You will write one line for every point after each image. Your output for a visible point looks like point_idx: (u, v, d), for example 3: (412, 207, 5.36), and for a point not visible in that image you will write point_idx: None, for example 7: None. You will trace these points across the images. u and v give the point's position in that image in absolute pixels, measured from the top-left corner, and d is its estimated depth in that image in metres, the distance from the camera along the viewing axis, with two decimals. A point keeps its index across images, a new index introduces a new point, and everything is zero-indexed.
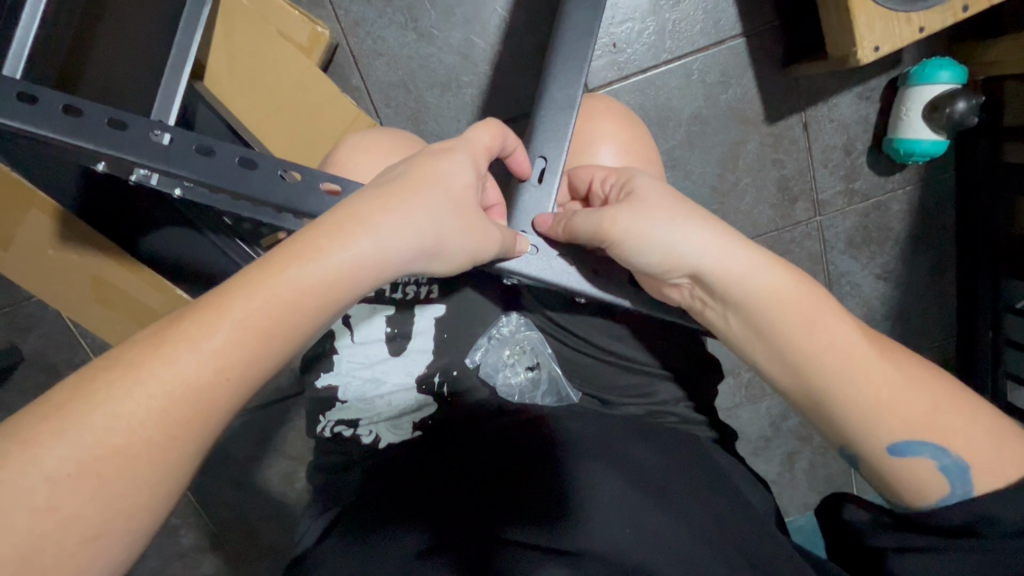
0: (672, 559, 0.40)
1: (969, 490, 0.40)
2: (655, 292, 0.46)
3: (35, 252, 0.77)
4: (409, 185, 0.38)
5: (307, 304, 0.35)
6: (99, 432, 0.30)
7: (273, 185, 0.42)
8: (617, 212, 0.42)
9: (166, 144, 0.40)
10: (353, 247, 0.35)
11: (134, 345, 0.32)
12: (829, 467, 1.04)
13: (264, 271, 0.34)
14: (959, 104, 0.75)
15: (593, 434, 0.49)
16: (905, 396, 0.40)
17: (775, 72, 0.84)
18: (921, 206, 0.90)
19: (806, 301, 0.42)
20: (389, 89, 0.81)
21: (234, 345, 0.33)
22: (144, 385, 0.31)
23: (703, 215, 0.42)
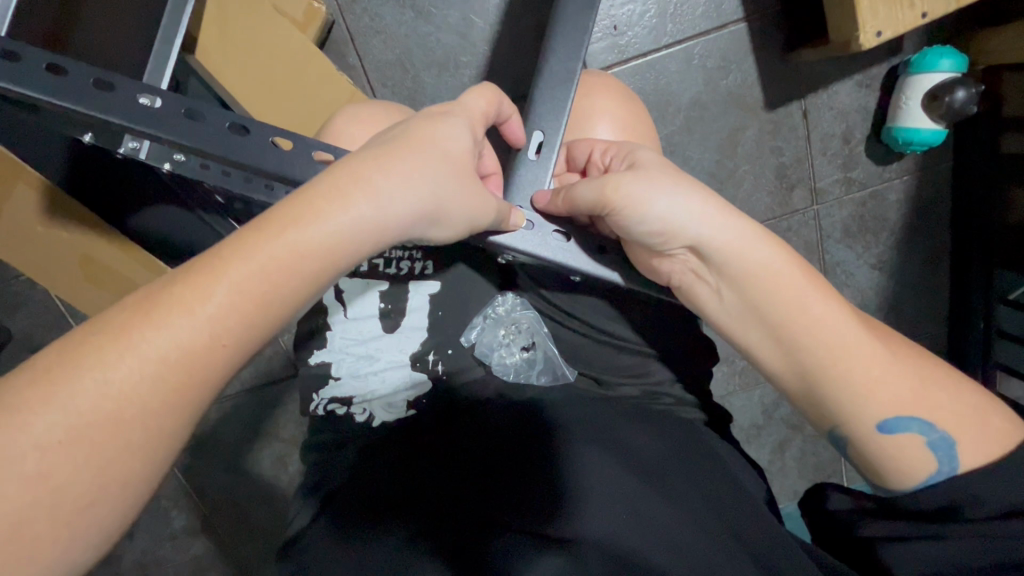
0: (668, 543, 0.40)
1: (955, 466, 0.40)
2: (647, 266, 0.45)
3: (23, 230, 0.76)
4: (407, 150, 0.37)
5: (301, 269, 0.34)
6: (88, 401, 0.30)
7: (267, 154, 0.41)
8: (611, 181, 0.41)
9: (155, 109, 0.39)
10: (349, 215, 0.34)
11: (124, 311, 0.31)
12: (819, 455, 1.05)
13: (260, 235, 0.33)
14: (959, 93, 0.75)
15: (587, 419, 0.49)
16: (892, 373, 0.41)
17: (776, 59, 0.83)
18: (917, 196, 0.90)
19: (799, 276, 0.41)
20: (386, 69, 0.79)
21: (232, 308, 0.32)
22: (136, 353, 0.31)
23: (699, 184, 0.42)
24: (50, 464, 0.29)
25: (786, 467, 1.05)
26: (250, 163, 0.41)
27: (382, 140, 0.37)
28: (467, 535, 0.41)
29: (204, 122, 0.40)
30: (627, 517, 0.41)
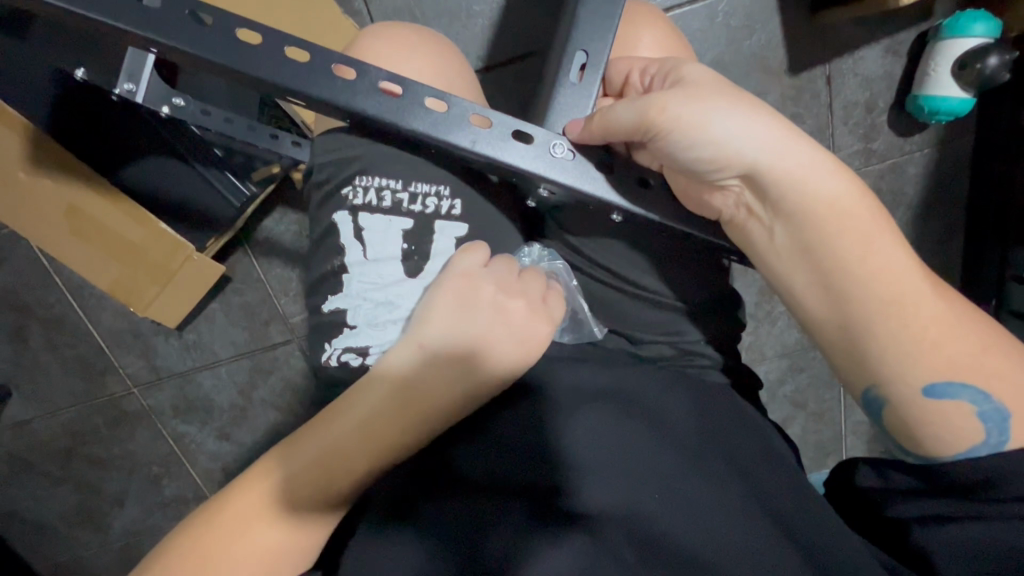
0: (698, 522, 0.39)
1: (1003, 440, 0.39)
2: (697, 201, 0.43)
3: (6, 176, 0.70)
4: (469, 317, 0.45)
5: (383, 403, 0.43)
6: (281, 484, 0.42)
7: (278, 63, 0.38)
8: (671, 101, 0.39)
9: (155, 9, 0.37)
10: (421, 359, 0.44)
11: (266, 460, 0.43)
12: (821, 434, 1.05)
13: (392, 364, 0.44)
14: (992, 59, 0.72)
15: (600, 388, 0.45)
16: (952, 330, 0.39)
17: (802, 19, 0.79)
18: (937, 171, 0.87)
19: (865, 216, 0.40)
20: (394, 17, 0.75)
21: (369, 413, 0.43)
22: (282, 493, 0.42)
23: (764, 110, 0.39)
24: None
25: None
26: (258, 72, 0.38)
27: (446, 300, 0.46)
28: (479, 518, 0.39)
29: (210, 27, 0.38)
30: (657, 499, 0.40)
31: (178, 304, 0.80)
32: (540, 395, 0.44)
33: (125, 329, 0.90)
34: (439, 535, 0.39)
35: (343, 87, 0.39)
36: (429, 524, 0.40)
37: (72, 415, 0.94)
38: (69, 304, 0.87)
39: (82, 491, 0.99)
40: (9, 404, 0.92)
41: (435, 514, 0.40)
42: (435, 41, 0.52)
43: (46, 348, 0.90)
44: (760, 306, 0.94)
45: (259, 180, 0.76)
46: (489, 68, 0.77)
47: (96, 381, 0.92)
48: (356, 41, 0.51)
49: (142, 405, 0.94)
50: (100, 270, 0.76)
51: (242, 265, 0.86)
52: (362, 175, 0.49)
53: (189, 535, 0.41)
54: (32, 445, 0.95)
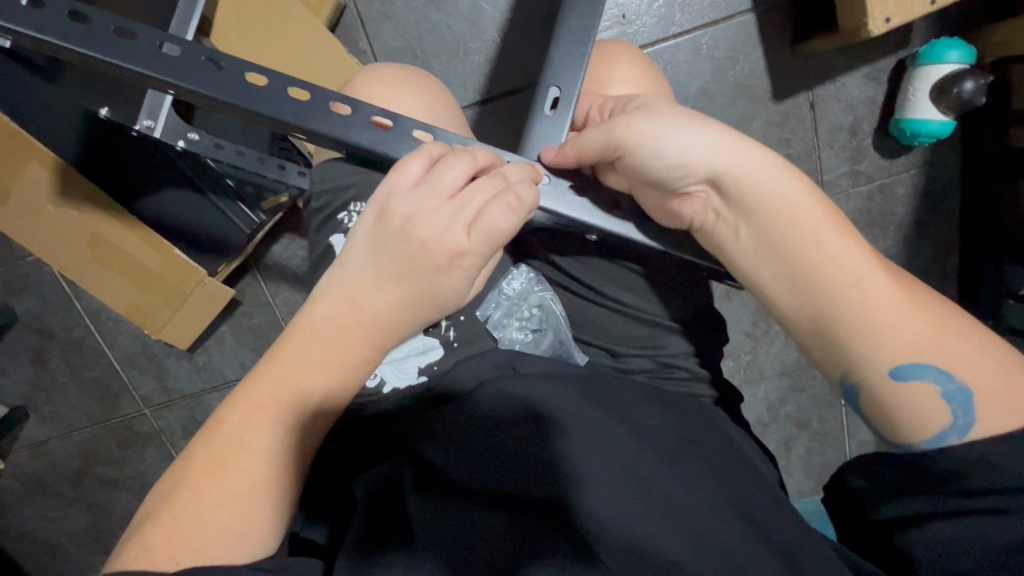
0: (685, 532, 0.41)
1: (972, 419, 0.40)
2: (667, 213, 0.46)
3: (33, 206, 0.75)
4: (408, 267, 0.40)
5: (351, 319, 0.41)
6: (260, 412, 0.40)
7: (281, 101, 0.42)
8: (631, 117, 0.43)
9: (174, 56, 0.41)
10: (379, 269, 0.40)
11: (244, 388, 0.41)
12: (826, 455, 1.03)
13: (354, 279, 0.41)
14: (967, 84, 0.75)
15: (585, 399, 0.47)
16: (909, 315, 0.41)
17: (784, 49, 0.83)
18: (926, 190, 0.89)
19: (819, 215, 0.43)
20: (397, 54, 0.80)
21: (329, 323, 0.41)
22: (260, 426, 0.40)
23: (718, 123, 0.43)
24: (213, 531, 0.38)
25: (791, 466, 1.04)
26: (263, 110, 0.42)
27: (382, 248, 0.40)
28: (464, 530, 0.42)
29: (223, 70, 0.42)
30: (635, 499, 0.42)
31: (189, 326, 0.84)
32: (527, 412, 0.45)
33: (139, 351, 0.93)
34: (428, 546, 0.41)
35: (339, 120, 0.43)
36: (418, 541, 0.42)
37: (86, 436, 0.97)
38: (87, 327, 0.91)
39: (91, 513, 1.01)
40: (28, 425, 0.96)
41: (424, 528, 0.42)
42: (423, 82, 0.56)
43: (64, 370, 0.94)
44: (756, 325, 0.96)
45: (269, 208, 0.80)
46: (485, 100, 0.81)
47: (110, 402, 0.95)
48: (360, 76, 0.55)
49: (153, 426, 0.97)
50: (119, 294, 0.80)
51: (251, 289, 0.90)
52: (357, 201, 0.53)
53: (167, 492, 0.39)
54: (48, 465, 0.98)
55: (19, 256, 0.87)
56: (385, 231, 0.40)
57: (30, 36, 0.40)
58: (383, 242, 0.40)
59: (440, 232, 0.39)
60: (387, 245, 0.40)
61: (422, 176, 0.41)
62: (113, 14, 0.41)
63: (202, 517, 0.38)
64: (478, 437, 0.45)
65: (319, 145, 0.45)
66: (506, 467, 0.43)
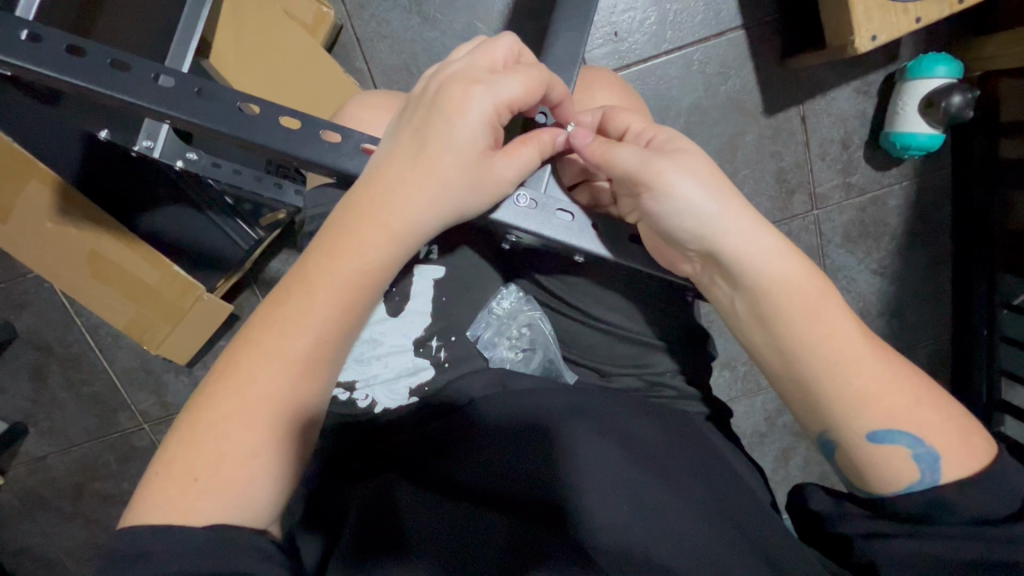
0: (678, 538, 0.42)
1: (936, 478, 0.41)
2: (663, 259, 0.47)
3: (33, 225, 0.76)
4: (428, 134, 0.41)
5: (374, 191, 0.41)
6: (285, 301, 0.41)
7: (273, 130, 0.43)
8: (667, 165, 0.41)
9: (169, 86, 0.42)
10: (401, 149, 0.42)
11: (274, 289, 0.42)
12: (824, 465, 1.03)
13: (378, 166, 0.42)
14: (955, 97, 0.76)
15: (580, 410, 0.48)
16: (892, 388, 0.41)
17: (775, 65, 0.84)
18: (917, 201, 0.90)
19: (815, 292, 0.42)
20: (392, 73, 0.81)
21: (350, 204, 0.42)
22: (285, 311, 0.40)
23: (736, 193, 0.42)
24: (235, 435, 0.39)
25: (789, 476, 1.04)
26: (255, 139, 0.43)
27: (418, 128, 0.42)
28: (466, 530, 0.42)
29: (216, 101, 0.43)
30: (629, 508, 0.43)
31: (190, 340, 0.85)
32: (522, 426, 0.47)
33: (138, 366, 0.94)
34: (430, 557, 0.42)
35: (330, 149, 0.44)
36: (417, 547, 0.42)
37: (85, 451, 0.97)
38: (87, 343, 0.92)
39: (91, 527, 1.01)
40: (26, 440, 0.97)
41: (421, 535, 0.42)
42: None
43: (63, 386, 0.94)
44: None
45: (268, 225, 0.82)
46: None
47: (109, 417, 0.96)
48: (356, 101, 0.57)
49: (152, 440, 0.98)
50: (118, 311, 0.81)
51: (250, 304, 0.91)
52: None
53: (201, 391, 0.40)
54: (45, 480, 0.98)
55: (20, 273, 0.88)
56: (408, 122, 0.42)
57: (29, 68, 0.41)
58: (406, 131, 0.42)
59: (457, 96, 0.41)
60: (409, 131, 0.42)
61: (467, 54, 0.43)
62: (109, 47, 0.42)
63: (229, 415, 0.39)
64: (479, 447, 0.46)
65: (311, 171, 0.45)
66: (508, 474, 0.45)
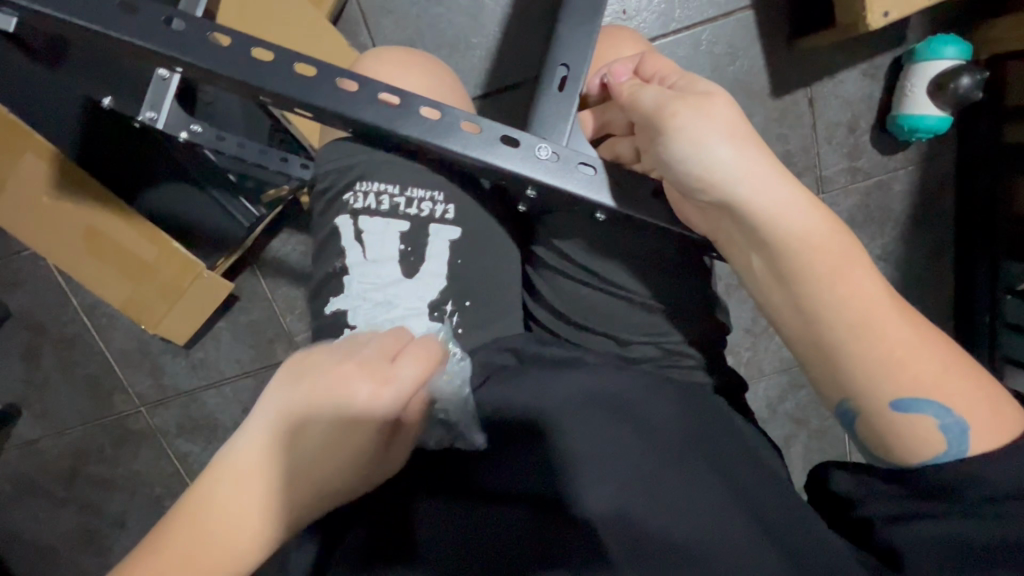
0: (693, 524, 0.42)
1: (964, 449, 0.42)
2: (679, 214, 0.48)
3: (28, 198, 0.74)
4: (316, 398, 0.44)
5: (267, 450, 0.43)
6: (171, 547, 0.41)
7: (288, 77, 0.42)
8: (683, 107, 0.43)
9: (180, 31, 0.41)
10: (287, 406, 0.44)
11: (152, 544, 0.42)
12: (825, 453, 1.03)
13: (267, 415, 0.44)
14: (964, 79, 0.75)
15: (588, 401, 0.47)
16: (917, 351, 0.43)
17: (783, 46, 0.84)
18: (923, 186, 0.90)
19: (837, 253, 0.44)
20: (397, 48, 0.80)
21: (240, 456, 0.43)
22: (160, 570, 0.40)
23: (758, 143, 0.43)
24: None
25: (791, 463, 1.03)
26: (270, 86, 0.41)
27: (302, 387, 0.45)
28: (472, 526, 0.42)
29: (228, 46, 0.41)
30: (641, 500, 0.42)
31: (186, 320, 0.83)
32: (528, 420, 0.45)
33: (134, 347, 0.92)
34: (435, 555, 0.40)
35: (346, 97, 0.43)
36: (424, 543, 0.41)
37: (79, 433, 0.96)
38: (82, 322, 0.91)
39: (84, 513, 0.99)
40: (18, 423, 0.95)
41: (429, 530, 0.42)
42: (431, 64, 0.56)
43: (58, 367, 0.92)
44: (755, 321, 0.97)
45: (269, 203, 0.78)
46: (485, 95, 0.81)
47: (104, 399, 0.94)
48: (368, 62, 0.55)
49: (147, 424, 0.96)
50: (114, 287, 0.79)
51: (249, 284, 0.90)
52: (361, 181, 0.53)
53: None
54: (39, 464, 0.97)
55: (13, 250, 0.87)
56: (304, 379, 0.45)
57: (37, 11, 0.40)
58: (300, 386, 0.44)
59: (352, 385, 0.44)
60: (306, 376, 0.45)
61: (358, 346, 0.47)
62: None
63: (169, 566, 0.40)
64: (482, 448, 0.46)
65: (327, 120, 0.45)
66: (514, 470, 0.44)
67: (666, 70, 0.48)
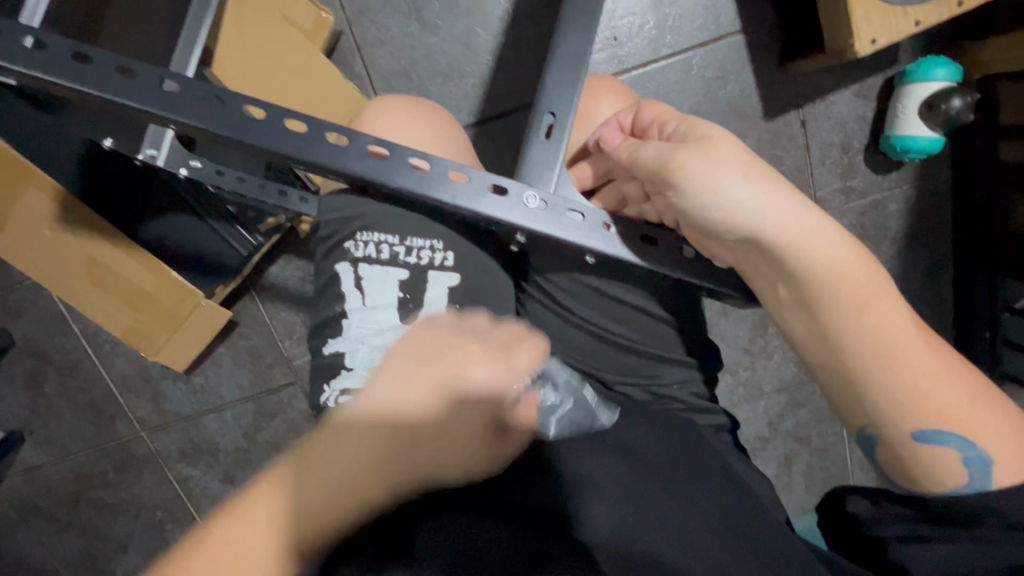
0: (675, 541, 0.45)
1: (988, 483, 0.42)
2: (704, 250, 0.49)
3: (28, 231, 0.75)
4: (444, 360, 0.48)
5: (397, 405, 0.45)
6: (288, 487, 0.42)
7: (281, 135, 0.43)
8: (689, 156, 0.44)
9: (174, 92, 0.42)
10: (414, 370, 0.47)
11: (267, 483, 0.42)
12: (827, 471, 1.02)
13: (390, 373, 0.47)
14: (954, 102, 0.76)
15: (589, 426, 0.51)
16: (940, 384, 0.43)
17: (773, 69, 0.85)
18: (918, 205, 0.90)
19: (862, 282, 0.45)
20: (391, 78, 0.81)
21: (362, 420, 0.44)
22: (273, 522, 0.41)
23: (776, 180, 0.45)
24: None
25: (793, 482, 1.02)
26: (263, 144, 0.42)
27: (429, 346, 0.48)
28: (482, 535, 0.43)
29: (222, 105, 0.42)
30: (637, 516, 0.46)
31: (186, 347, 0.84)
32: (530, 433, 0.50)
33: (135, 374, 0.93)
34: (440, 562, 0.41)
35: (338, 152, 0.44)
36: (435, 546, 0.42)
37: (81, 458, 0.96)
38: (84, 350, 0.92)
39: (86, 537, 0.99)
40: (21, 450, 0.95)
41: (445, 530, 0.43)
42: (432, 113, 0.59)
43: (60, 394, 0.93)
44: (753, 340, 0.97)
45: (268, 231, 0.80)
46: (480, 123, 0.82)
47: (106, 425, 0.95)
48: (364, 113, 0.58)
49: (148, 449, 0.96)
50: (114, 316, 0.80)
51: (249, 310, 0.91)
52: (363, 231, 0.55)
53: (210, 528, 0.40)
54: (41, 490, 0.97)
55: (16, 280, 0.88)
56: (427, 352, 0.48)
57: (34, 76, 0.41)
58: (426, 372, 0.47)
59: (477, 345, 0.49)
60: (428, 344, 0.49)
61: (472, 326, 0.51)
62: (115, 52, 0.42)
63: (257, 536, 0.40)
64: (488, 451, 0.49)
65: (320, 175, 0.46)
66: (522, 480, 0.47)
67: (665, 115, 0.49)
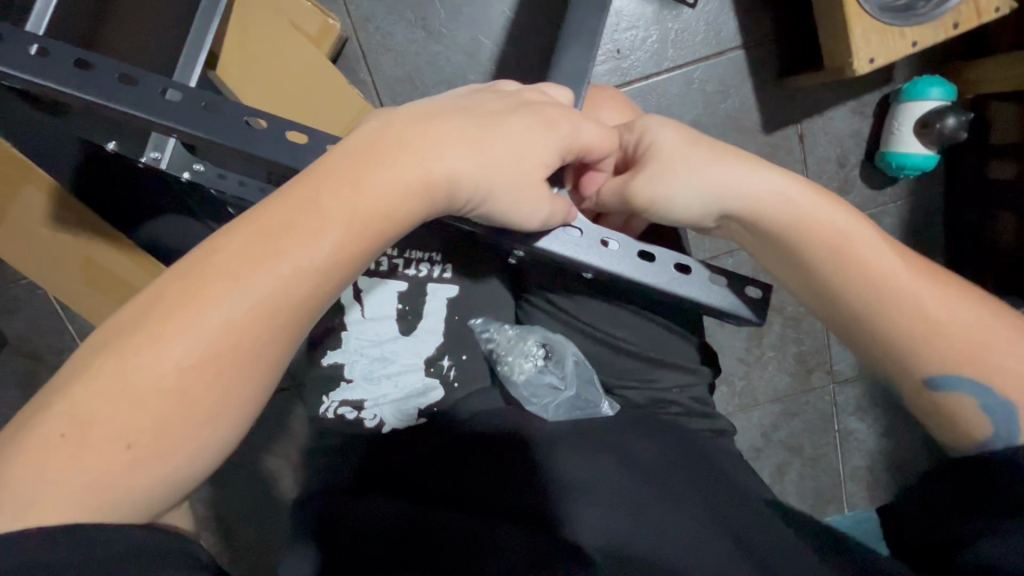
0: (679, 542, 0.42)
1: (1012, 434, 0.42)
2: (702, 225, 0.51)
3: (25, 228, 0.75)
4: (406, 167, 0.39)
5: (347, 234, 0.37)
6: (213, 309, 0.34)
7: (282, 144, 0.43)
8: (646, 173, 0.47)
9: (175, 101, 0.42)
10: (366, 193, 0.37)
11: (198, 292, 0.34)
12: (820, 481, 1.02)
13: (335, 201, 0.37)
14: (948, 121, 0.77)
15: (576, 433, 0.54)
16: (952, 317, 0.44)
17: (773, 83, 0.86)
18: (911, 220, 0.92)
19: (843, 226, 0.46)
20: (395, 84, 0.81)
21: (306, 248, 0.36)
22: (213, 314, 0.34)
23: (740, 153, 0.47)
24: (113, 438, 0.32)
25: (786, 492, 1.02)
26: (263, 154, 0.43)
27: (391, 137, 0.40)
28: (472, 532, 0.44)
29: (222, 114, 0.43)
30: (633, 519, 0.44)
31: None
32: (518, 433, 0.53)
33: None
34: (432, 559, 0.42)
35: None
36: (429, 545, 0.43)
37: None
38: None
39: None
40: None
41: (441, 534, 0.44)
42: None
43: None
44: (749, 350, 0.98)
45: None
46: None
47: None
48: None
49: None
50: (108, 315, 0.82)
51: None
52: None
53: (125, 337, 0.33)
54: None
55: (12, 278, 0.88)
56: (391, 132, 0.40)
57: (37, 83, 0.41)
58: (393, 129, 0.40)
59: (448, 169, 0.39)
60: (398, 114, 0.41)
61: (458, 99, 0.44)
62: (118, 61, 0.42)
63: (186, 352, 0.33)
64: (482, 452, 0.51)
65: None
66: (512, 483, 0.48)
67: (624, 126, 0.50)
